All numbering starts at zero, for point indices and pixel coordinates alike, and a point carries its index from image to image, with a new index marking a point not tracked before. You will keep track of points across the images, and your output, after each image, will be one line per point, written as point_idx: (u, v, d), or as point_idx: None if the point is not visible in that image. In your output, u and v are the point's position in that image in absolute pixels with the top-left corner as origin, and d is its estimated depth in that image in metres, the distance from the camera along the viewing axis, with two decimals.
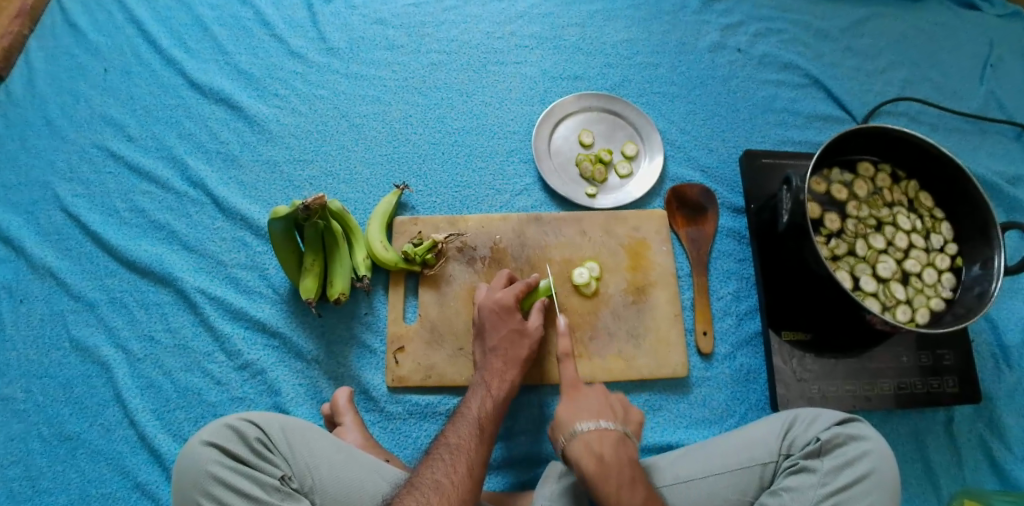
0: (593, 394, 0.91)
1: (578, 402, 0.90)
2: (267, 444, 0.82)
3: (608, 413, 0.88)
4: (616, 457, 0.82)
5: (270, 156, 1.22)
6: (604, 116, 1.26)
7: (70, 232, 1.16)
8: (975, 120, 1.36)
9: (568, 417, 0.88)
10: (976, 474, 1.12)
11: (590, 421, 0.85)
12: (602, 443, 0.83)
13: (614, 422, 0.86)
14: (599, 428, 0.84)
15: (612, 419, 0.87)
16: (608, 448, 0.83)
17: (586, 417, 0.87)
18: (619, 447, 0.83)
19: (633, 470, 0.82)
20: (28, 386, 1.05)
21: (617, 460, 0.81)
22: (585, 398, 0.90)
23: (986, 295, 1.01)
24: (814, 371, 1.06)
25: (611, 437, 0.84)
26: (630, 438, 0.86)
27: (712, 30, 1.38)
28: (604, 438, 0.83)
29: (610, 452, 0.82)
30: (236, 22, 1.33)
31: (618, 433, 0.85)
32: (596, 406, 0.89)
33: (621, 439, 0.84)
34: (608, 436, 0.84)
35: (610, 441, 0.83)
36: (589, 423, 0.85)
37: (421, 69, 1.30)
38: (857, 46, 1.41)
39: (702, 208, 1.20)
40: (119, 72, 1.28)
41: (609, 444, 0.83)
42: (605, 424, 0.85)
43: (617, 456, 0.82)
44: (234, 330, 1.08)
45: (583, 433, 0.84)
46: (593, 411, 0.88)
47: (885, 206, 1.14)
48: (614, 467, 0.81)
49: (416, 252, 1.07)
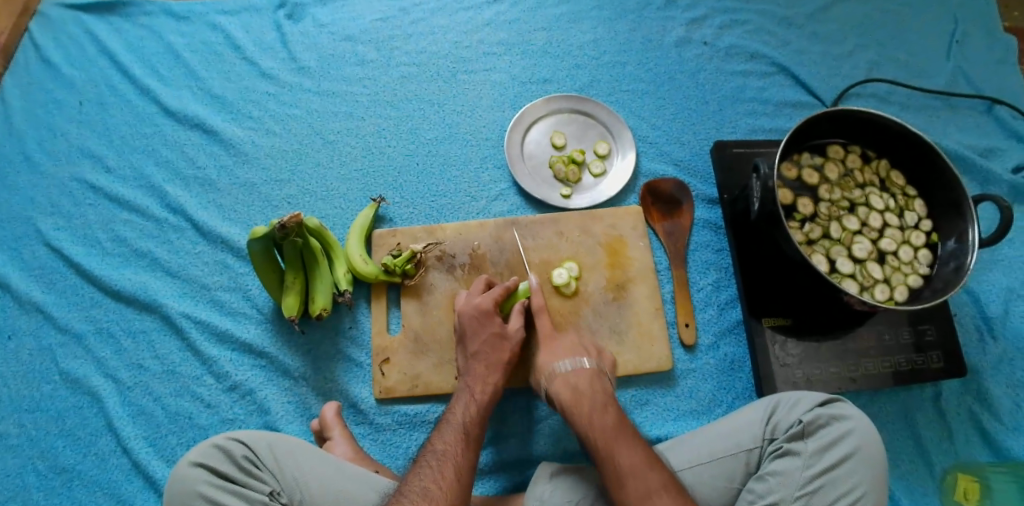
0: (571, 336, 1.00)
1: (555, 345, 0.98)
2: (255, 462, 0.83)
3: (584, 351, 0.97)
4: (592, 388, 0.91)
5: (247, 178, 1.23)
6: (574, 116, 1.27)
7: (54, 266, 1.17)
8: (943, 97, 1.37)
9: (548, 357, 0.97)
10: (967, 447, 1.12)
11: (568, 360, 0.95)
12: (578, 376, 0.93)
13: (590, 360, 0.95)
14: (576, 364, 0.94)
15: (589, 356, 0.96)
16: (583, 380, 0.92)
17: (564, 356, 0.96)
18: (594, 380, 0.92)
19: (606, 397, 0.90)
20: (21, 421, 1.06)
21: (592, 389, 0.91)
22: (562, 339, 0.99)
23: (963, 269, 1.02)
24: (798, 355, 1.07)
25: (587, 371, 0.93)
26: (606, 373, 0.95)
27: (677, 26, 1.40)
28: (580, 373, 0.93)
29: (585, 383, 0.92)
30: (207, 48, 1.35)
31: (592, 369, 0.94)
32: (573, 344, 0.98)
33: (596, 374, 0.93)
34: (583, 371, 0.93)
35: (586, 375, 0.93)
36: (567, 363, 0.94)
37: (392, 83, 1.31)
38: (821, 32, 1.43)
39: (677, 201, 1.21)
40: (94, 105, 1.30)
41: (585, 377, 0.93)
42: (582, 361, 0.94)
43: (592, 386, 0.91)
44: (221, 353, 1.09)
45: (562, 370, 0.94)
46: (570, 349, 0.97)
47: (857, 187, 1.15)
48: (588, 396, 0.90)
49: (395, 263, 1.07)
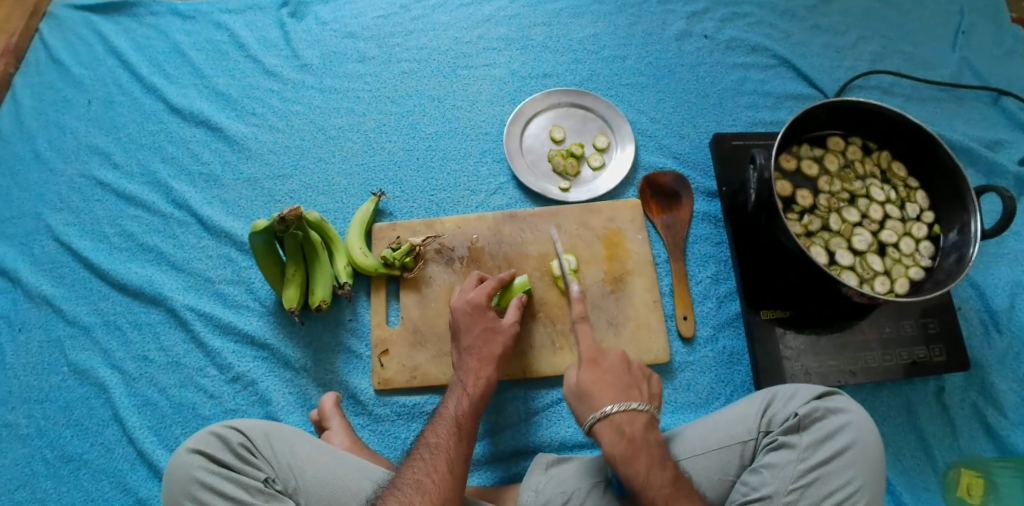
0: (618, 369, 0.91)
1: (602, 375, 0.90)
2: (251, 449, 0.84)
3: (635, 392, 0.89)
4: (646, 438, 0.84)
5: (251, 173, 1.25)
6: (573, 111, 1.28)
7: (63, 260, 1.19)
8: (949, 88, 1.36)
9: (596, 395, 0.88)
10: (972, 442, 1.11)
11: (619, 402, 0.86)
12: (634, 424, 0.84)
13: (642, 403, 0.87)
14: (630, 410, 0.85)
15: (639, 399, 0.88)
16: (638, 430, 0.84)
17: (616, 396, 0.87)
18: (648, 429, 0.85)
19: (662, 448, 0.84)
20: (30, 411, 1.09)
21: (648, 441, 0.83)
22: (609, 376, 0.90)
23: (964, 259, 1.01)
24: (796, 348, 1.07)
25: (642, 419, 0.85)
26: (655, 417, 0.88)
27: (678, 19, 1.39)
28: (635, 420, 0.85)
29: (641, 433, 0.84)
30: (212, 46, 1.37)
31: (647, 415, 0.86)
32: (621, 383, 0.90)
33: (650, 421, 0.86)
34: (637, 418, 0.85)
35: (642, 423, 0.85)
36: (619, 405, 0.85)
37: (393, 79, 1.33)
38: (824, 24, 1.42)
39: (675, 195, 1.21)
40: (102, 103, 1.32)
41: (640, 426, 0.84)
42: (636, 406, 0.86)
43: (647, 437, 0.84)
44: (224, 345, 1.11)
45: (615, 414, 0.85)
46: (617, 389, 0.89)
47: (857, 179, 1.14)
48: (644, 447, 0.82)
49: (394, 257, 1.09)
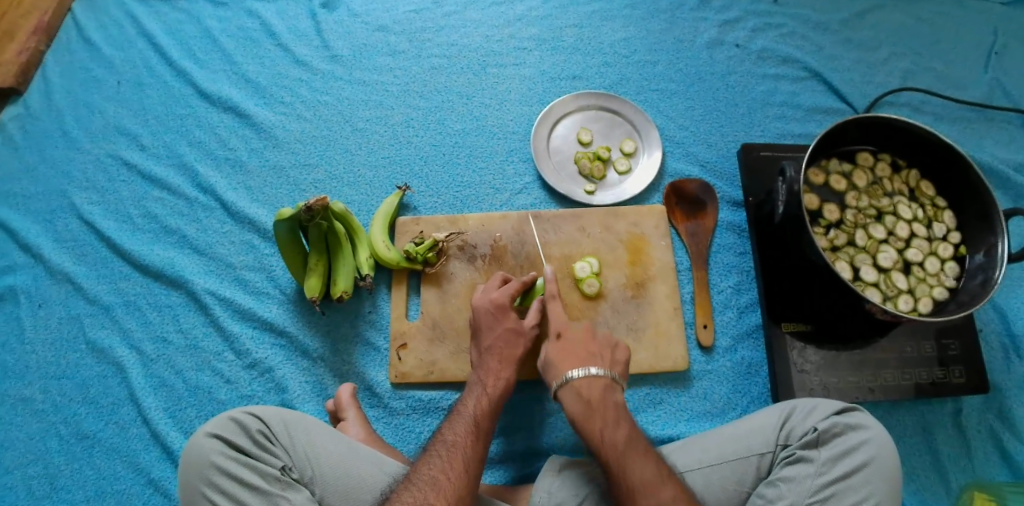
0: (585, 338, 0.96)
1: (568, 346, 0.95)
2: (269, 436, 0.84)
3: (597, 358, 0.93)
4: (604, 402, 0.87)
5: (277, 161, 1.25)
6: (601, 114, 1.27)
7: (86, 238, 1.20)
8: (979, 109, 1.35)
9: (558, 362, 0.93)
10: (987, 466, 1.10)
11: (579, 368, 0.90)
12: (591, 388, 0.88)
13: (603, 369, 0.91)
14: (587, 375, 0.89)
15: (602, 364, 0.91)
16: (595, 394, 0.88)
17: (577, 364, 0.92)
18: (606, 393, 0.88)
19: (619, 412, 0.87)
20: (46, 387, 1.09)
21: (603, 404, 0.87)
22: (576, 344, 0.95)
23: (990, 282, 1.00)
24: (816, 363, 1.06)
25: (600, 383, 0.89)
26: (617, 384, 0.91)
27: (709, 27, 1.39)
28: (592, 385, 0.88)
29: (597, 396, 0.88)
30: (243, 33, 1.37)
31: (606, 380, 0.89)
32: (587, 350, 0.94)
33: (609, 386, 0.89)
34: (595, 382, 0.89)
35: (600, 387, 0.89)
36: (578, 371, 0.90)
37: (423, 74, 1.33)
38: (856, 38, 1.41)
39: (700, 203, 1.20)
40: (131, 85, 1.33)
41: (598, 390, 0.88)
42: (594, 371, 0.90)
43: (604, 400, 0.87)
44: (243, 330, 1.11)
45: (573, 378, 0.89)
46: (581, 357, 0.93)
47: (885, 195, 1.13)
48: (599, 411, 0.86)
49: (417, 251, 1.09)
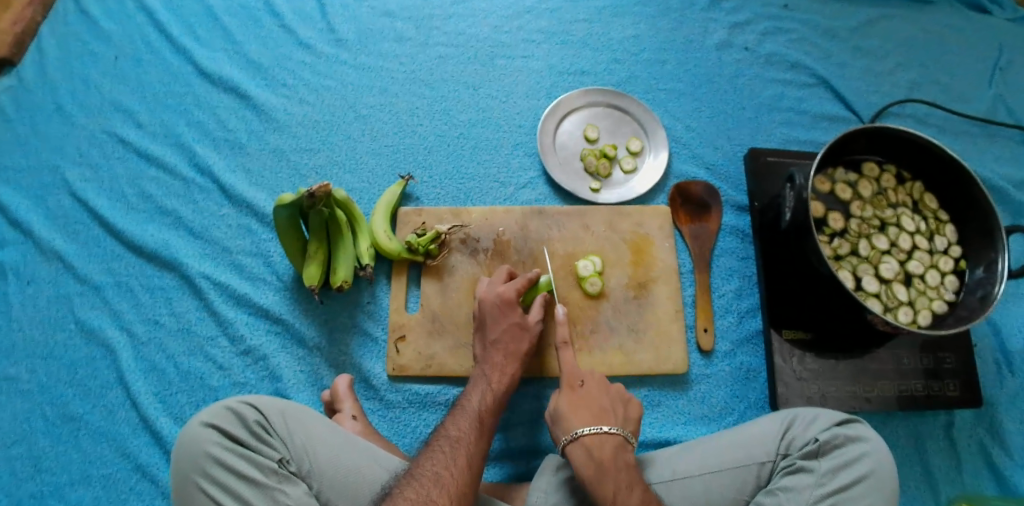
0: (597, 393, 0.92)
1: (581, 401, 0.91)
2: (266, 427, 0.82)
3: (607, 417, 0.89)
4: (615, 462, 0.83)
5: (278, 144, 1.22)
6: (609, 111, 1.26)
7: (78, 216, 1.17)
8: (982, 123, 1.35)
9: (570, 418, 0.89)
10: (976, 479, 1.11)
11: (589, 425, 0.86)
12: (602, 447, 0.84)
13: (615, 428, 0.87)
14: (599, 433, 0.85)
15: (613, 423, 0.88)
16: (607, 454, 0.84)
17: (585, 422, 0.87)
18: (618, 452, 0.84)
19: (631, 475, 0.82)
20: (33, 366, 1.06)
21: (615, 465, 0.82)
22: (588, 399, 0.92)
23: (990, 298, 1.00)
24: (814, 370, 1.06)
25: (611, 443, 0.85)
26: (629, 444, 0.87)
27: (719, 28, 1.38)
28: (603, 443, 0.85)
29: (609, 456, 0.83)
30: (246, 12, 1.34)
31: (617, 438, 0.86)
32: (598, 406, 0.90)
33: (620, 445, 0.86)
34: (607, 440, 0.85)
35: (611, 445, 0.85)
36: (590, 427, 0.86)
37: (429, 62, 1.30)
38: (865, 47, 1.41)
39: (705, 205, 1.20)
40: (129, 60, 1.29)
41: (609, 449, 0.84)
42: (606, 429, 0.86)
43: (615, 461, 0.83)
44: (238, 316, 1.09)
45: (584, 435, 0.85)
46: (593, 414, 0.89)
47: (889, 207, 1.14)
48: (611, 471, 0.82)
49: (419, 242, 1.07)
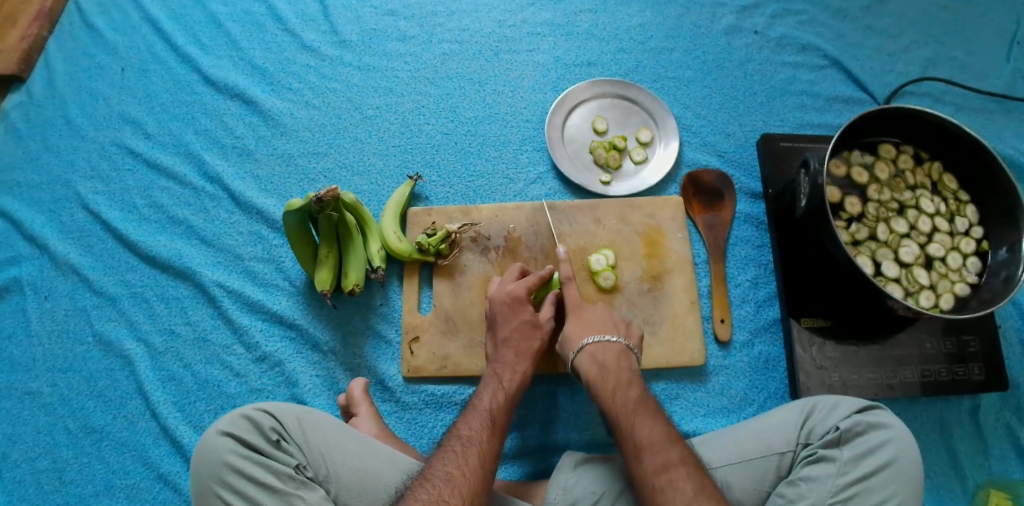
0: (601, 313, 0.99)
1: (586, 320, 0.98)
2: (282, 434, 0.83)
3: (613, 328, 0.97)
4: (619, 365, 0.91)
5: (285, 149, 1.22)
6: (617, 102, 1.24)
7: (91, 229, 1.17)
8: (1001, 99, 1.31)
9: (577, 333, 0.96)
10: (1003, 463, 1.09)
11: (596, 334, 0.95)
12: (606, 353, 0.92)
13: (618, 337, 0.95)
14: (601, 341, 0.93)
15: (617, 334, 0.96)
16: (611, 357, 0.92)
17: (593, 332, 0.96)
18: (620, 358, 0.92)
19: (632, 374, 0.90)
20: (54, 379, 1.07)
21: (618, 367, 0.90)
22: (593, 318, 0.98)
23: (1014, 280, 0.98)
24: (835, 359, 1.04)
25: (615, 349, 0.93)
26: (632, 351, 0.94)
27: (727, 13, 1.35)
28: (607, 349, 0.93)
29: (612, 360, 0.91)
30: (250, 18, 1.33)
31: (620, 346, 0.93)
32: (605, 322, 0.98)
33: (625, 352, 0.93)
34: (609, 348, 0.93)
35: (614, 351, 0.92)
36: (594, 337, 0.94)
37: (433, 60, 1.29)
38: (877, 26, 1.37)
39: (718, 194, 1.18)
40: (135, 71, 1.29)
41: (626, 382, 0.88)
42: (609, 338, 0.94)
43: (617, 362, 0.91)
44: (252, 323, 1.09)
45: (590, 345, 0.93)
46: (601, 327, 0.97)
47: (907, 188, 1.11)
48: (613, 372, 0.90)
49: (429, 243, 1.06)
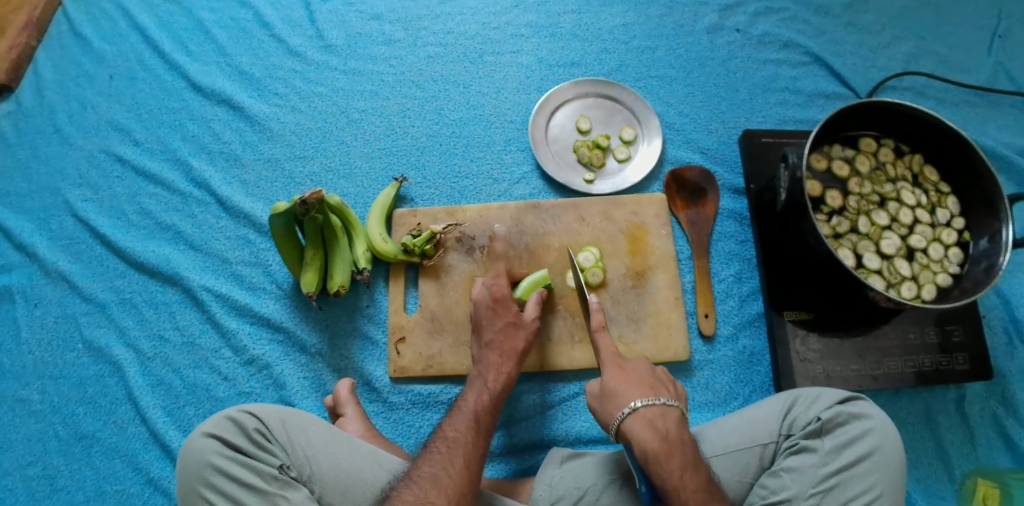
0: (642, 368, 0.89)
1: (631, 376, 0.86)
2: (266, 434, 0.83)
3: (663, 388, 0.86)
4: (680, 436, 0.80)
5: (272, 154, 1.23)
6: (600, 101, 1.25)
7: (80, 236, 1.18)
8: (983, 92, 1.32)
9: (624, 391, 0.84)
10: (990, 452, 1.09)
11: (647, 398, 0.82)
12: (666, 420, 0.81)
13: (672, 399, 0.84)
14: (660, 405, 0.82)
15: (668, 395, 0.85)
16: (671, 427, 0.81)
17: (643, 392, 0.84)
18: (680, 426, 0.81)
19: (695, 448, 0.80)
20: (44, 387, 1.08)
21: (681, 440, 0.80)
22: (636, 373, 0.87)
23: (994, 269, 0.99)
24: (819, 351, 1.05)
25: (673, 416, 0.82)
26: (685, 415, 0.84)
27: (710, 12, 1.36)
28: (666, 415, 0.81)
29: (674, 430, 0.80)
30: (237, 25, 1.35)
31: (677, 411, 0.83)
32: (648, 379, 0.87)
33: (681, 418, 0.83)
34: (668, 413, 0.82)
35: (673, 420, 0.82)
36: (648, 400, 0.82)
37: (418, 63, 1.30)
38: (859, 22, 1.38)
39: (701, 191, 1.19)
40: (123, 79, 1.30)
41: (673, 423, 0.81)
42: (666, 401, 0.83)
43: (680, 435, 0.80)
44: (240, 326, 1.10)
45: (644, 409, 0.81)
46: (647, 385, 0.86)
47: (888, 181, 1.12)
48: (678, 446, 0.79)
49: (415, 243, 1.07)
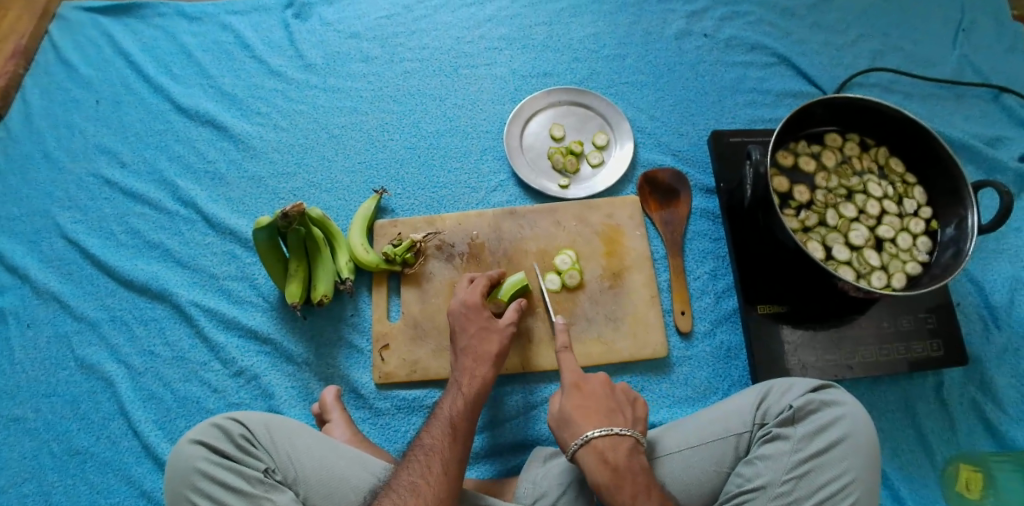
0: (600, 392, 0.89)
1: (587, 405, 0.87)
2: (251, 440, 0.86)
3: (618, 415, 0.86)
4: (631, 466, 0.81)
5: (255, 171, 1.27)
6: (573, 109, 1.29)
7: (71, 257, 1.22)
8: (949, 85, 1.36)
9: (578, 420, 0.85)
10: (971, 438, 1.11)
11: (600, 428, 0.83)
12: (617, 450, 0.82)
13: (625, 428, 0.84)
14: (612, 435, 0.83)
15: (624, 423, 0.85)
16: (623, 456, 0.82)
17: (597, 422, 0.84)
18: (632, 457, 0.82)
19: (647, 476, 0.81)
20: (38, 405, 1.11)
21: (632, 470, 0.81)
22: (595, 399, 0.88)
23: (961, 254, 1.01)
24: (793, 343, 1.07)
25: (626, 444, 0.83)
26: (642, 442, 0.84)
27: (677, 18, 1.40)
28: (617, 445, 0.82)
29: (624, 461, 0.81)
30: (219, 47, 1.39)
31: (631, 441, 0.83)
32: (606, 406, 0.87)
33: (635, 446, 0.83)
34: (620, 443, 0.82)
35: (625, 449, 0.83)
36: (600, 430, 0.83)
37: (395, 78, 1.34)
38: (823, 22, 1.42)
39: (674, 191, 1.22)
40: (110, 103, 1.35)
41: (624, 453, 0.82)
42: (618, 430, 0.83)
43: (631, 466, 0.81)
44: (227, 339, 1.13)
45: (595, 440, 0.82)
46: (603, 413, 0.86)
47: (855, 174, 1.15)
48: (628, 476, 0.80)
49: (396, 253, 1.10)
